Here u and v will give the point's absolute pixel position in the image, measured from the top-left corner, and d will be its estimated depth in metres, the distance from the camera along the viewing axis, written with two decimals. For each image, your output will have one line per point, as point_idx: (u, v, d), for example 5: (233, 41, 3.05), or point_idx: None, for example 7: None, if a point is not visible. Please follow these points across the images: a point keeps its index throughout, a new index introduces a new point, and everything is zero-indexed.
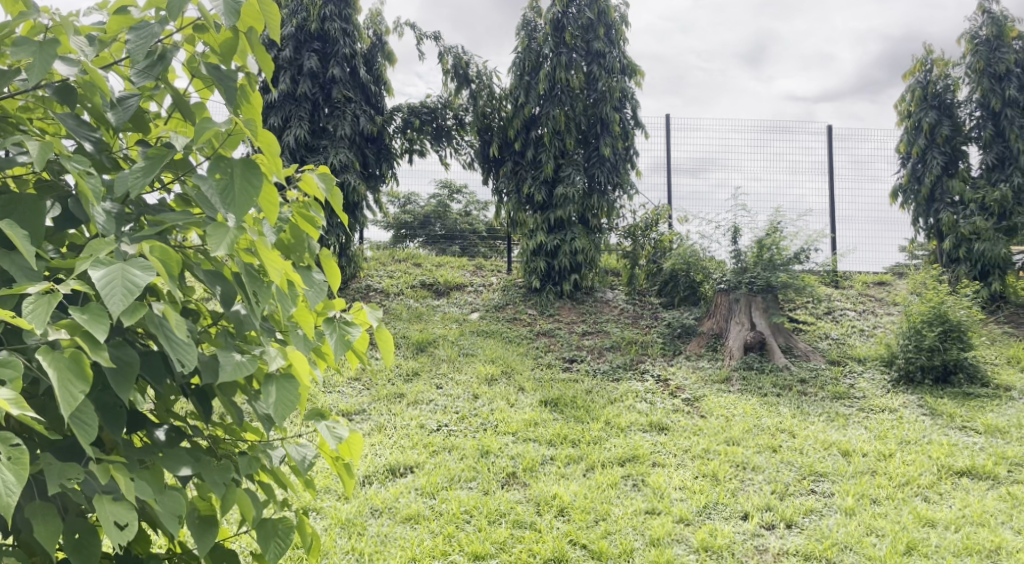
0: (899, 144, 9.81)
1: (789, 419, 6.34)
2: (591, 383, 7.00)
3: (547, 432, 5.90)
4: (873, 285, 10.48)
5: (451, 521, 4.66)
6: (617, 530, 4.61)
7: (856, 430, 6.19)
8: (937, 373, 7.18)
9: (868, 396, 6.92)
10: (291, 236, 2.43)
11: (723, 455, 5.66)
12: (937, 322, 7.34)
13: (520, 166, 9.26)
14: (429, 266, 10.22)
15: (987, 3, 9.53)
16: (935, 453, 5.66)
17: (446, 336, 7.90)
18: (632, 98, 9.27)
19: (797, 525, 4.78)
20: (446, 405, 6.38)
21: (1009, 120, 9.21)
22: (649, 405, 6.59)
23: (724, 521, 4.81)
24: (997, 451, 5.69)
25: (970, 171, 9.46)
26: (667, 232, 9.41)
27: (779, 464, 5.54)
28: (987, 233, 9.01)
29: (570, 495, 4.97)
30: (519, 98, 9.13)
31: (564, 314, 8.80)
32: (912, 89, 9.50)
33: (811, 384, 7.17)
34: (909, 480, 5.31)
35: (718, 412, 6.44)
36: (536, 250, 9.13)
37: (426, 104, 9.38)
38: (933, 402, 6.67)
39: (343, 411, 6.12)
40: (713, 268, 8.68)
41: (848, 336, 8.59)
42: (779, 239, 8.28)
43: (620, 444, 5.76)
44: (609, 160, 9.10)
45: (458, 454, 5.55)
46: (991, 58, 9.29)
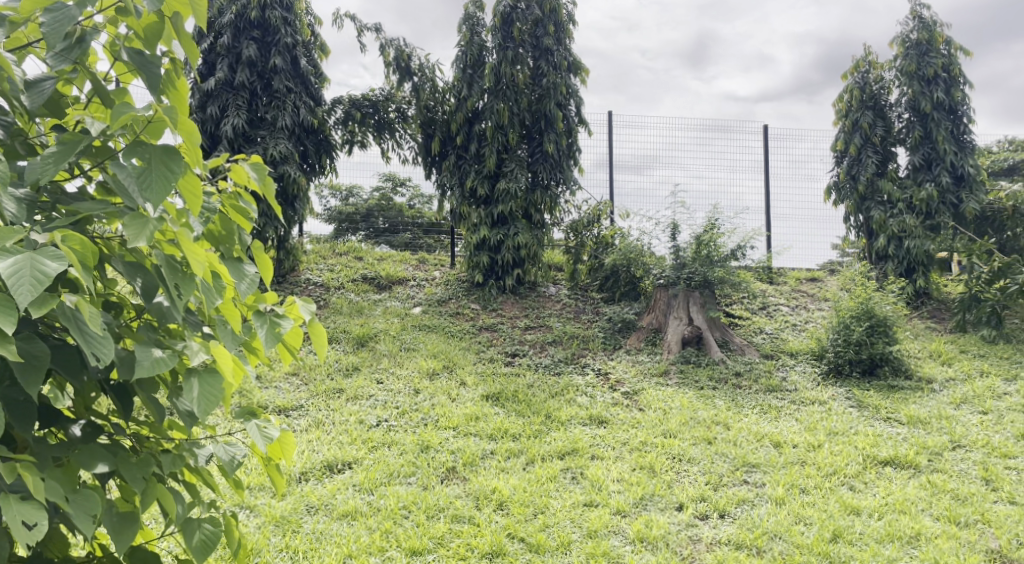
0: (835, 143, 10.07)
1: (723, 411, 6.48)
2: (533, 378, 7.04)
3: (488, 426, 5.91)
4: (806, 281, 10.75)
5: (389, 516, 4.66)
6: (554, 523, 4.68)
7: (787, 422, 6.35)
8: (864, 366, 7.40)
9: (799, 388, 7.11)
10: (222, 228, 2.38)
11: (660, 447, 5.76)
12: (865, 317, 7.55)
13: (463, 160, 9.22)
14: (371, 259, 10.11)
15: (919, 8, 9.82)
16: (862, 444, 5.84)
17: (387, 330, 7.85)
18: (576, 95, 9.31)
19: (730, 514, 4.91)
20: (386, 401, 6.34)
21: (936, 122, 9.50)
22: (589, 398, 6.66)
23: (660, 512, 4.92)
24: (918, 441, 5.90)
25: (899, 171, 9.76)
26: (609, 229, 9.50)
27: (714, 455, 5.66)
28: (916, 231, 9.32)
29: (509, 489, 5.02)
30: (462, 92, 9.08)
31: (506, 309, 8.82)
32: (850, 89, 9.75)
33: (745, 377, 7.33)
34: (836, 470, 5.48)
35: (656, 405, 6.55)
36: (479, 245, 9.12)
37: (368, 96, 9.28)
38: (859, 395, 6.88)
39: (280, 408, 6.04)
40: (653, 264, 8.79)
41: (781, 330, 8.82)
42: (717, 235, 8.40)
43: (560, 438, 5.82)
44: (552, 157, 9.15)
45: (398, 450, 5.53)
46: (921, 61, 9.57)
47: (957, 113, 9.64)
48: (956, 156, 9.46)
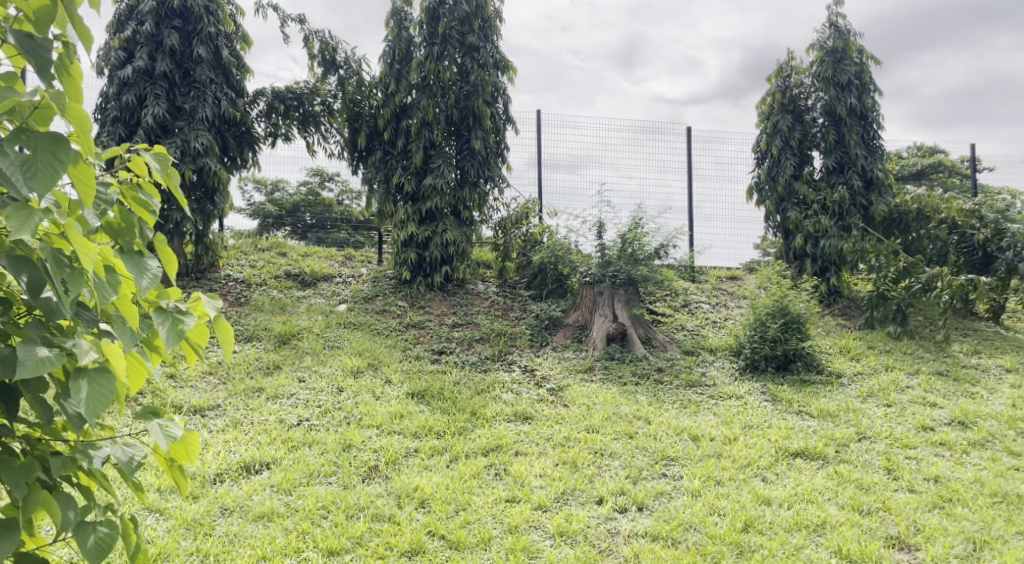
0: (757, 145, 10.33)
1: (645, 406, 6.60)
2: (459, 375, 7.03)
3: (412, 424, 5.88)
4: (727, 280, 11.01)
5: (307, 517, 4.62)
6: (476, 519, 4.72)
7: (706, 416, 6.51)
8: (778, 361, 7.63)
9: (718, 383, 7.30)
10: (121, 220, 2.34)
11: (583, 442, 5.83)
12: (780, 315, 7.78)
13: (390, 156, 9.15)
14: (295, 255, 9.93)
15: (835, 16, 10.14)
16: (775, 437, 6.03)
17: (311, 328, 7.72)
18: (504, 92, 9.32)
19: (648, 507, 5.02)
20: (308, 400, 6.25)
21: (849, 127, 9.84)
22: (514, 395, 6.70)
23: (580, 506, 4.99)
24: (827, 433, 6.12)
25: (814, 174, 10.07)
26: (536, 226, 9.55)
27: (634, 450, 5.76)
28: (831, 232, 9.63)
29: (432, 486, 5.02)
30: (389, 87, 9.00)
31: (434, 306, 8.78)
32: (773, 93, 10.02)
33: (666, 372, 7.49)
34: (750, 462, 5.64)
35: (581, 400, 6.63)
36: (406, 241, 9.04)
37: (292, 89, 9.04)
38: (773, 389, 7.10)
39: (196, 407, 5.90)
40: (580, 261, 8.87)
41: (702, 327, 9.02)
42: (641, 234, 8.57)
43: (485, 435, 5.83)
44: (480, 153, 9.14)
45: (319, 449, 5.45)
46: (836, 68, 9.87)
47: (868, 119, 10.01)
48: (866, 160, 9.80)
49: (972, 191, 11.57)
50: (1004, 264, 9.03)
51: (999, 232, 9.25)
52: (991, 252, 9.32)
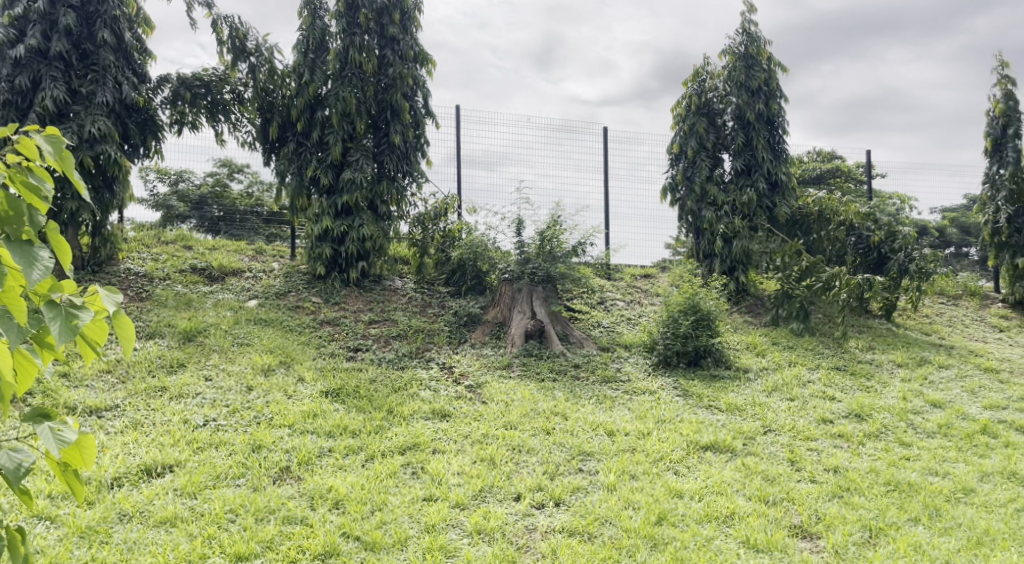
0: (672, 146, 10.48)
1: (562, 402, 6.61)
2: (375, 372, 6.90)
3: (326, 423, 5.74)
4: (640, 278, 11.16)
5: (213, 521, 4.48)
6: (392, 519, 4.67)
7: (620, 411, 6.57)
8: (689, 357, 7.78)
9: (632, 379, 7.38)
10: (8, 209, 2.32)
11: (500, 438, 5.80)
12: (691, 312, 7.92)
13: (304, 147, 8.90)
14: (201, 249, 9.49)
15: (748, 23, 10.39)
16: (686, 431, 6.12)
17: (218, 324, 7.46)
18: (424, 86, 9.19)
19: (565, 502, 5.04)
20: (215, 399, 6.03)
21: (756, 131, 10.07)
22: (432, 392, 6.61)
23: (498, 503, 4.99)
24: (735, 427, 6.25)
25: (724, 176, 10.24)
26: (456, 223, 9.47)
27: (552, 445, 5.76)
28: (742, 231, 9.86)
29: (347, 487, 4.92)
30: (302, 77, 8.71)
31: (349, 302, 8.62)
32: (689, 97, 10.23)
33: (583, 368, 7.54)
34: (662, 456, 5.72)
35: (499, 397, 6.60)
36: (321, 236, 8.84)
37: (199, 76, 8.72)
38: (685, 384, 7.22)
39: (91, 408, 5.64)
40: (499, 258, 8.83)
41: (617, 324, 9.11)
42: (560, 232, 8.58)
43: (402, 433, 5.73)
44: (399, 147, 9.03)
45: (227, 451, 5.27)
46: (748, 74, 10.09)
47: (774, 125, 10.29)
48: (772, 163, 10.05)
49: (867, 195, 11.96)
50: (897, 265, 9.60)
51: (892, 233, 9.80)
52: (885, 253, 9.90)
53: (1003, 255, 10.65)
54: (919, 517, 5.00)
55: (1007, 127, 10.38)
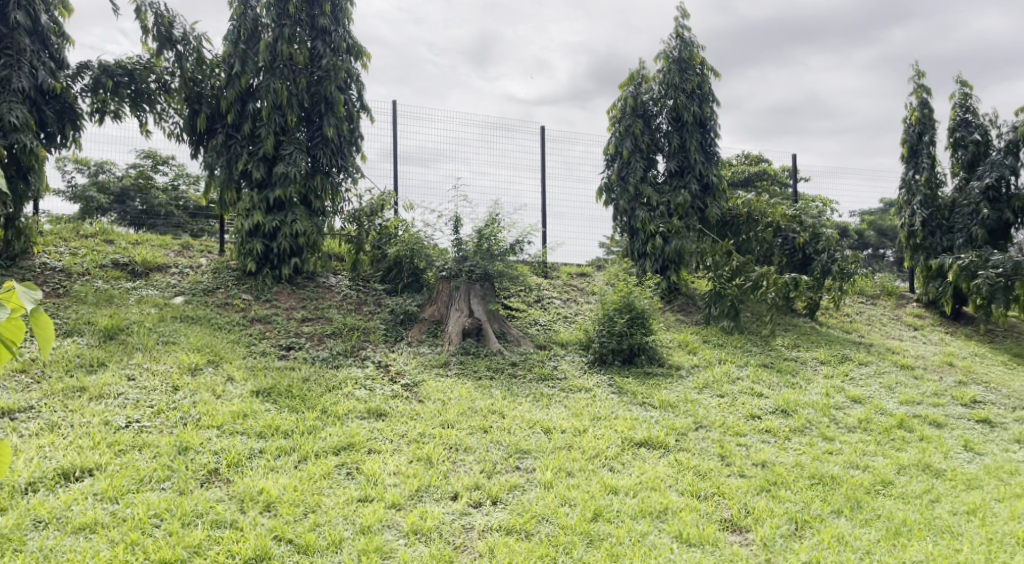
0: (608, 146, 10.50)
1: (499, 400, 6.57)
2: (308, 371, 6.76)
3: (257, 424, 5.58)
4: (576, 276, 11.20)
5: (136, 527, 4.40)
6: (326, 521, 4.62)
7: (557, 409, 6.56)
8: (624, 355, 7.84)
9: (569, 376, 7.39)
10: None
11: (437, 438, 5.73)
12: (626, 310, 7.97)
13: (234, 140, 8.65)
14: (123, 243, 9.15)
15: (681, 27, 10.49)
16: (621, 427, 6.15)
17: (141, 322, 7.20)
18: (358, 79, 9.04)
19: (502, 501, 5.02)
20: (138, 400, 5.81)
21: (690, 134, 10.22)
22: (368, 392, 6.50)
23: (434, 502, 4.93)
24: (668, 423, 6.30)
25: (658, 177, 10.35)
26: (392, 219, 9.34)
27: (489, 444, 5.72)
28: (677, 230, 9.97)
29: (279, 489, 4.82)
30: (232, 67, 8.48)
31: (281, 300, 8.43)
32: (624, 98, 10.25)
33: (520, 366, 7.52)
34: (598, 452, 5.73)
35: (436, 396, 6.53)
36: (252, 231, 8.63)
37: (122, 64, 8.41)
38: (620, 382, 7.26)
39: (4, 410, 5.39)
40: (436, 256, 8.74)
41: (554, 322, 9.12)
42: (497, 230, 8.52)
43: (336, 433, 5.60)
44: (333, 141, 8.86)
45: (151, 453, 5.08)
46: (682, 77, 10.21)
47: (707, 127, 10.43)
48: (704, 164, 10.21)
49: (791, 198, 12.17)
50: (819, 267, 9.82)
51: (816, 235, 10.08)
52: (810, 254, 10.12)
53: (917, 257, 10.91)
54: (842, 509, 5.12)
55: (923, 134, 10.71)
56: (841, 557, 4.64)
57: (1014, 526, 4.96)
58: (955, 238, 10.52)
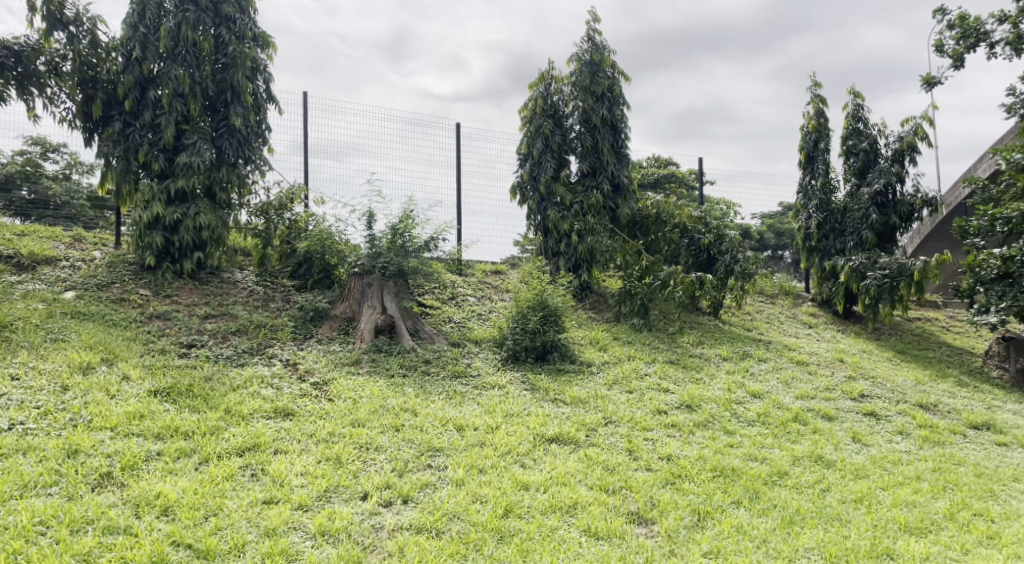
0: (520, 146, 10.46)
1: (411, 398, 6.49)
2: (211, 370, 6.52)
3: (155, 424, 5.35)
4: (491, 273, 11.16)
5: (20, 535, 4.29)
6: (228, 524, 4.53)
7: (470, 406, 6.52)
8: (537, 352, 7.86)
9: (482, 374, 7.37)
10: None
11: (347, 437, 5.60)
12: (540, 308, 7.98)
13: (132, 128, 8.28)
14: (9, 234, 8.65)
15: (594, 29, 10.56)
16: (533, 424, 6.15)
17: (28, 319, 6.82)
18: (265, 70, 8.78)
19: (413, 499, 4.95)
20: (23, 401, 5.50)
21: (602, 135, 10.32)
22: (275, 391, 6.31)
23: (344, 503, 4.84)
24: (578, 419, 6.34)
25: (571, 177, 10.42)
26: (302, 213, 9.11)
27: (400, 443, 5.62)
28: (590, 229, 10.03)
29: (177, 492, 4.68)
30: (131, 52, 8.13)
31: (182, 296, 8.11)
32: (534, 98, 10.22)
33: (434, 364, 7.45)
34: (510, 449, 5.71)
35: (346, 394, 6.39)
36: (151, 223, 8.29)
37: (8, 45, 7.96)
38: (533, 379, 7.27)
39: None
40: (347, 251, 8.54)
41: (468, 319, 9.08)
42: (412, 226, 8.33)
43: (240, 433, 5.42)
44: (239, 133, 8.59)
45: (36, 458, 4.82)
46: (593, 79, 10.31)
47: (618, 129, 10.56)
48: (615, 166, 10.37)
49: (696, 200, 12.32)
50: (723, 267, 10.14)
51: (720, 236, 10.40)
52: (714, 254, 10.44)
53: (813, 259, 11.30)
54: (741, 499, 5.24)
55: (818, 142, 11.13)
56: (740, 546, 4.76)
57: (897, 512, 5.19)
58: (847, 241, 10.92)
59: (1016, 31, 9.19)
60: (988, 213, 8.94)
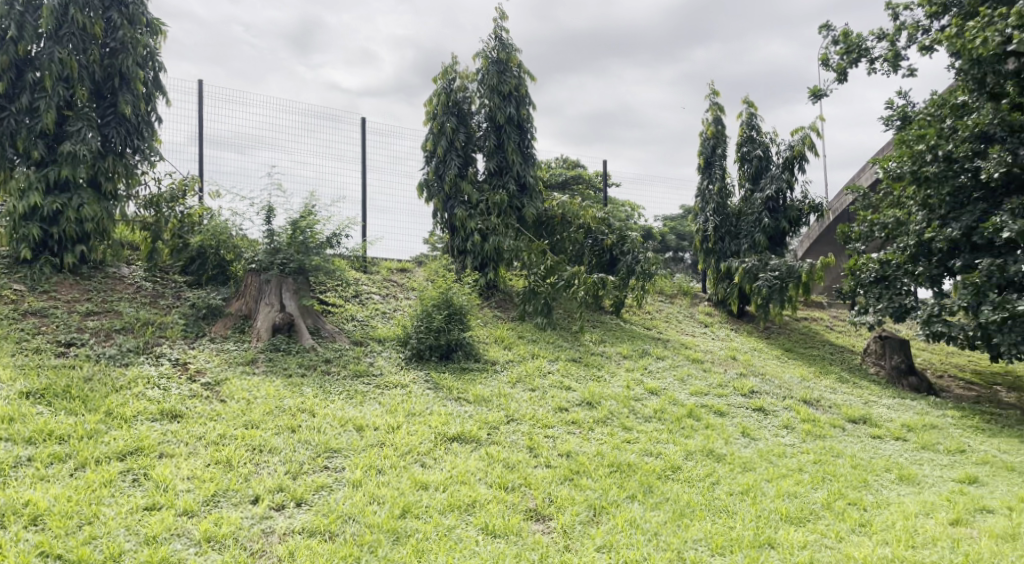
0: (425, 142, 10.32)
1: (310, 398, 6.33)
2: (92, 369, 6.21)
3: (26, 428, 5.06)
4: (396, 272, 11.03)
5: None
6: (105, 533, 4.35)
7: (371, 406, 6.41)
8: (441, 351, 7.80)
9: (385, 372, 7.27)
10: None
11: (239, 439, 5.42)
12: (444, 306, 7.94)
13: (7, 112, 7.81)
14: None
15: (500, 28, 10.55)
16: (434, 423, 6.09)
17: None
18: (156, 57, 8.42)
19: (307, 502, 4.83)
20: None
21: (507, 135, 10.34)
22: (161, 392, 6.06)
23: (232, 508, 4.69)
24: (480, 417, 6.33)
25: (477, 175, 10.39)
26: (196, 207, 8.78)
27: (296, 444, 5.47)
28: (496, 229, 10.00)
29: (48, 500, 4.49)
30: (7, 31, 7.67)
31: (62, 291, 7.71)
32: (438, 94, 10.11)
33: (335, 363, 7.31)
34: (410, 449, 5.65)
35: (239, 395, 6.19)
36: (28, 214, 7.83)
37: None
38: (436, 377, 7.21)
39: None
40: (245, 247, 8.26)
41: (371, 318, 8.94)
42: (314, 222, 8.11)
43: (121, 436, 5.18)
44: (128, 121, 8.21)
45: None
46: (500, 78, 10.30)
47: (524, 129, 10.60)
48: (521, 166, 10.39)
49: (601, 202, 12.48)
50: (626, 267, 10.41)
51: (622, 237, 10.62)
52: (617, 255, 10.69)
53: (710, 260, 11.62)
54: (636, 494, 5.34)
55: (716, 148, 11.44)
56: (632, 539, 4.83)
57: (780, 503, 5.37)
58: (741, 243, 11.27)
59: (894, 49, 9.68)
60: (867, 219, 9.49)
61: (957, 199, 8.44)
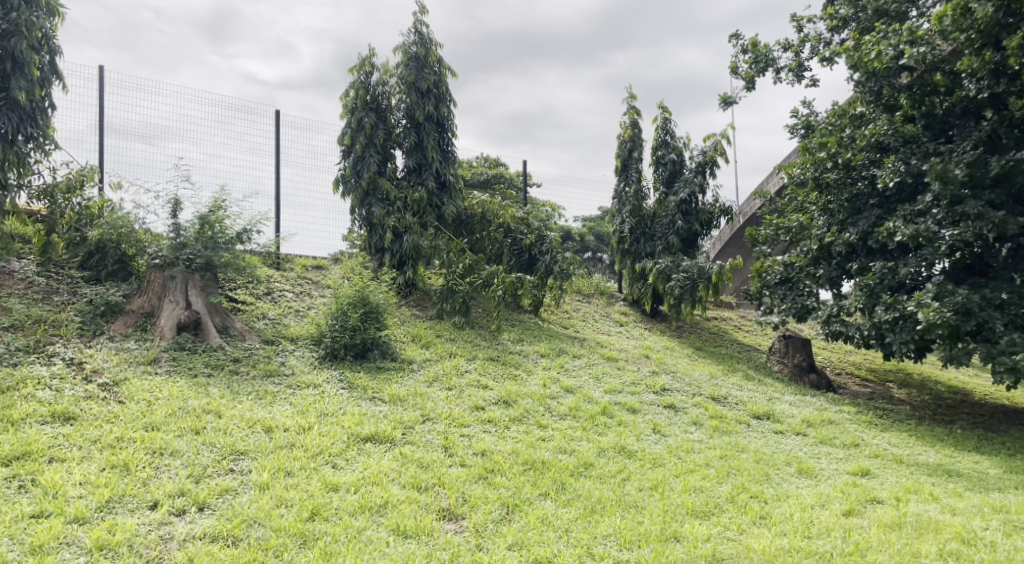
0: (342, 137, 10.03)
1: (217, 399, 6.12)
2: None
3: None
4: (311, 269, 10.80)
5: None
6: None
7: (281, 406, 6.25)
8: (356, 350, 7.66)
9: (297, 372, 7.09)
10: None
11: (139, 442, 5.18)
12: (360, 304, 7.80)
13: None
14: None
15: (420, 23, 10.42)
16: (347, 423, 5.96)
17: None
18: (52, 41, 8.00)
19: (210, 506, 4.67)
20: None
21: (427, 132, 10.24)
22: (54, 393, 5.77)
23: (128, 514, 4.50)
24: (395, 417, 6.24)
25: (396, 172, 10.25)
26: (96, 199, 8.40)
27: (200, 446, 5.26)
28: (412, 227, 9.87)
29: None
30: None
31: None
32: (356, 87, 9.86)
33: (243, 362, 7.09)
34: (322, 449, 5.52)
35: (140, 396, 5.93)
36: None
37: None
38: (350, 377, 7.08)
39: None
40: (149, 242, 7.93)
41: (284, 316, 8.71)
42: (223, 217, 7.74)
43: (8, 441, 4.91)
44: (21, 107, 7.77)
45: None
46: (419, 74, 10.16)
47: (444, 126, 10.52)
48: (441, 164, 10.30)
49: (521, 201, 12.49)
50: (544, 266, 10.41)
51: (540, 237, 10.68)
52: (534, 255, 10.69)
53: (625, 261, 11.77)
54: (549, 491, 5.35)
55: (633, 150, 11.59)
56: (542, 536, 4.83)
57: (686, 497, 5.46)
58: (656, 244, 11.46)
59: (797, 59, 10.01)
60: (773, 223, 9.80)
61: (853, 204, 8.72)
